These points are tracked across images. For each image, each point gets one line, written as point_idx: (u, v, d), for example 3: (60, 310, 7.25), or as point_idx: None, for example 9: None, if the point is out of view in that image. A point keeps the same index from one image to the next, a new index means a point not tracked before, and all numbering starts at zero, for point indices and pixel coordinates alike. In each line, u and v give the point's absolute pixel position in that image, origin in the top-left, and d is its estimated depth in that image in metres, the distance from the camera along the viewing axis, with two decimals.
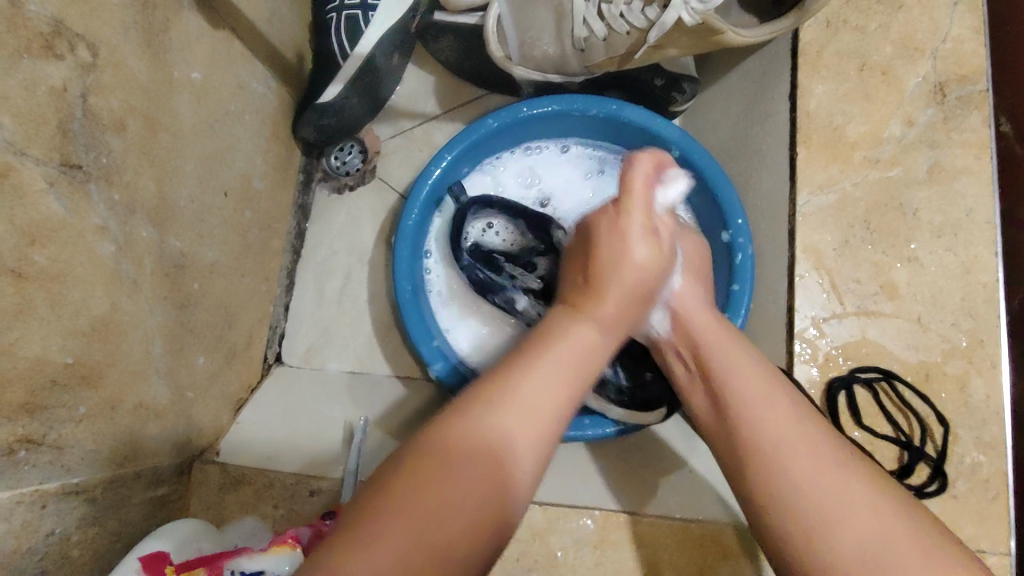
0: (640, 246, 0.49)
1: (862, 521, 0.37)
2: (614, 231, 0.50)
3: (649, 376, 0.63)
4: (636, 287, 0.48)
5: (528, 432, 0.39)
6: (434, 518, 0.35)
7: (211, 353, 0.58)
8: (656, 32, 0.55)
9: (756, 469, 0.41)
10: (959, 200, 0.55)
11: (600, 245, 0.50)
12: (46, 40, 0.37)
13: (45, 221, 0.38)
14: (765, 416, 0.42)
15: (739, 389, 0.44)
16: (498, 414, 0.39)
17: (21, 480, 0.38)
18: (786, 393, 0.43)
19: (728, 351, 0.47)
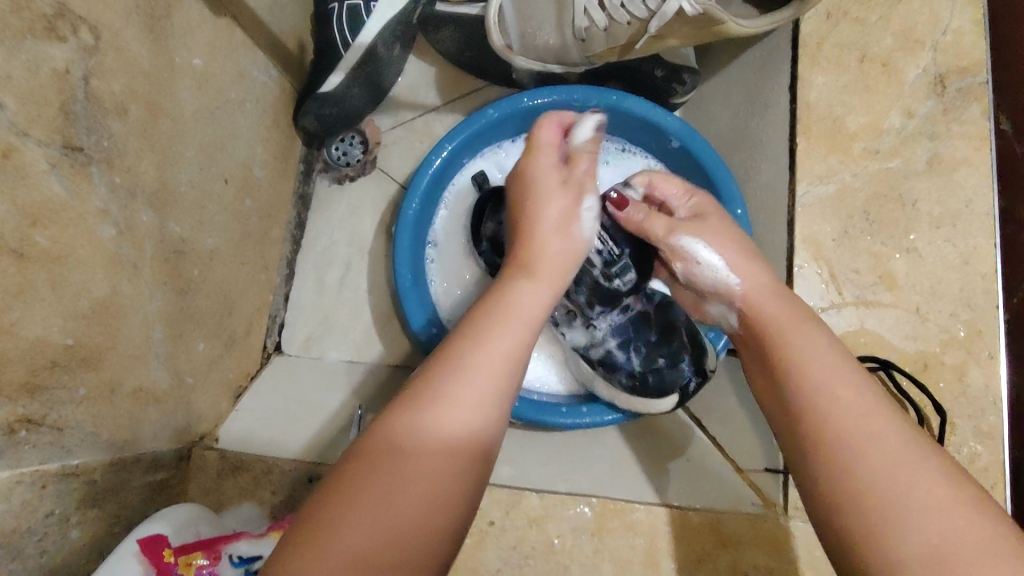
0: (553, 197, 0.54)
1: (929, 516, 0.35)
2: (531, 190, 0.55)
3: (662, 362, 0.61)
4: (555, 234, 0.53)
5: (481, 376, 0.41)
6: (400, 467, 0.37)
7: (211, 340, 0.59)
8: (657, 21, 0.55)
9: (823, 458, 0.39)
10: (959, 191, 0.55)
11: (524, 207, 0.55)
12: (49, 22, 0.37)
13: (47, 203, 0.38)
14: (835, 404, 0.40)
15: (806, 374, 0.43)
16: (451, 369, 0.41)
17: (21, 460, 0.38)
18: (860, 380, 0.41)
19: (791, 330, 0.46)
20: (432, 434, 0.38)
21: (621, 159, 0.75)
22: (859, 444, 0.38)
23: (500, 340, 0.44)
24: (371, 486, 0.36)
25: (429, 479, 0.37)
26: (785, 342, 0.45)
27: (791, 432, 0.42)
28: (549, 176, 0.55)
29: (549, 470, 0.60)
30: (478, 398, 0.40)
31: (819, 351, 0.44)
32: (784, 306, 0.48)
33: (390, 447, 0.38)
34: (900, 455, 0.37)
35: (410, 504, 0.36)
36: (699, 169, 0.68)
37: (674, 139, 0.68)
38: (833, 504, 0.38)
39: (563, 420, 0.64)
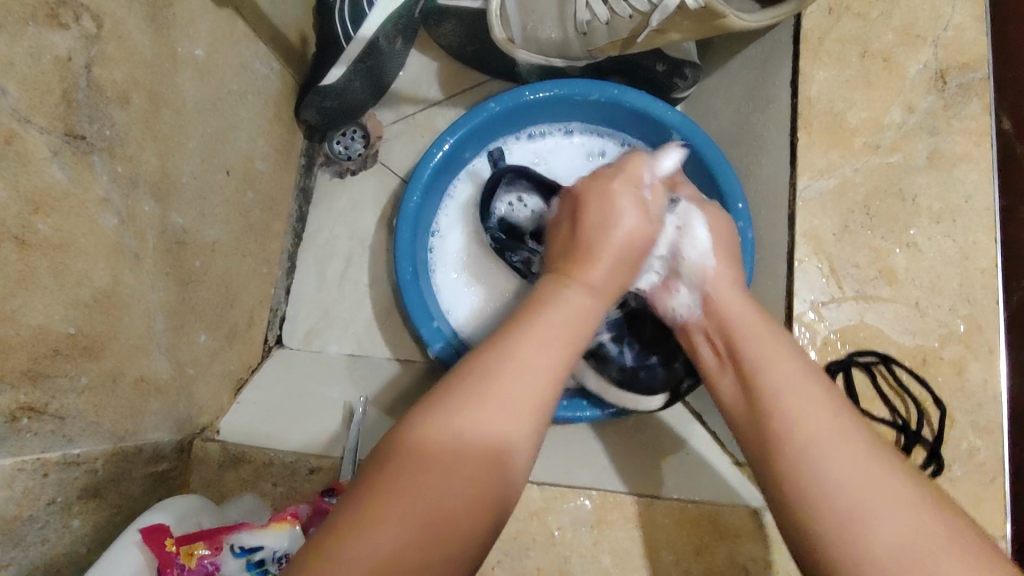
0: (625, 214, 0.51)
1: (898, 511, 0.36)
2: (603, 195, 0.52)
3: (655, 360, 0.65)
4: (623, 251, 0.49)
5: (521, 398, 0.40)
6: (434, 489, 0.36)
7: (212, 331, 0.59)
8: (659, 14, 0.54)
9: (787, 465, 0.40)
10: (959, 186, 0.55)
11: (588, 206, 0.52)
12: (51, 9, 0.37)
13: (49, 190, 0.38)
14: (799, 408, 0.41)
15: (772, 382, 0.44)
16: (492, 392, 0.39)
17: (24, 447, 0.38)
18: (820, 384, 0.43)
19: (759, 337, 0.47)
20: (469, 439, 0.38)
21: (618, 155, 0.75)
22: (826, 443, 0.39)
23: (550, 341, 0.43)
24: (394, 489, 0.35)
25: (465, 481, 0.37)
26: (755, 351, 0.46)
27: (758, 441, 0.43)
28: (621, 192, 0.52)
29: (549, 462, 0.60)
30: (522, 399, 0.40)
31: (781, 353, 0.45)
32: (757, 315, 0.49)
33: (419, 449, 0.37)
34: (867, 456, 0.38)
35: (442, 507, 0.35)
36: (699, 163, 0.68)
37: (674, 133, 0.68)
38: (798, 508, 0.39)
39: (562, 414, 0.63)
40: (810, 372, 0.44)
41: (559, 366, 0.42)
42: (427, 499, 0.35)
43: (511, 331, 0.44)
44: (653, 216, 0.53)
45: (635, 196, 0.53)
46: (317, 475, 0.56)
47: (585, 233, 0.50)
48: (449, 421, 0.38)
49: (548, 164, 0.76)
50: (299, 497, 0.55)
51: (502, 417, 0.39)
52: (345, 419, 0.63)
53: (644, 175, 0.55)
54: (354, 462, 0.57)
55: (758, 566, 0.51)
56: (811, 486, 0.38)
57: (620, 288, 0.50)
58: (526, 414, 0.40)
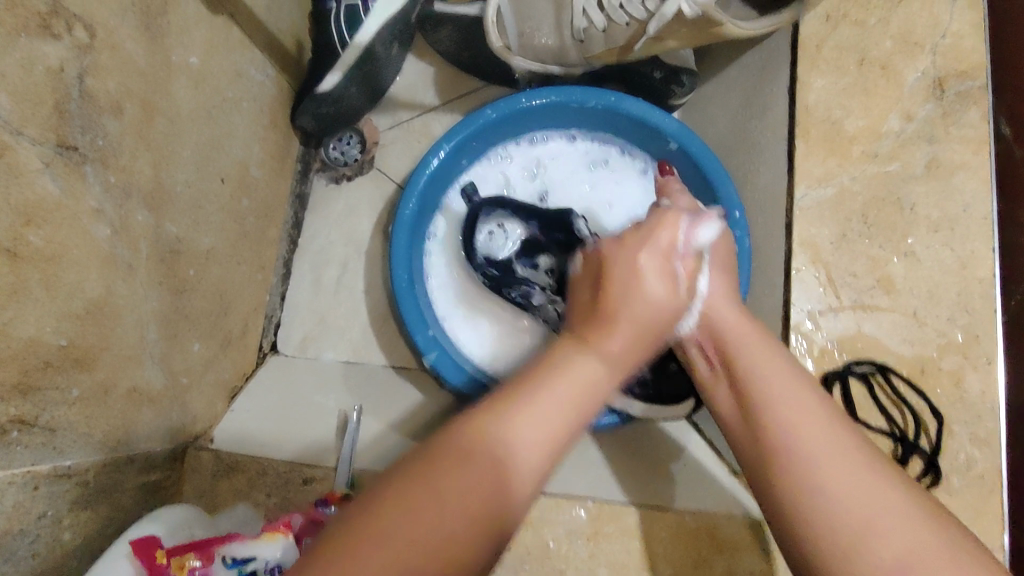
0: (650, 278, 0.47)
1: (893, 524, 0.36)
2: (628, 262, 0.48)
3: (674, 367, 0.64)
4: (646, 316, 0.46)
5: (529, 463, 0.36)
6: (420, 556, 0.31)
7: (206, 340, 0.58)
8: (656, 23, 0.54)
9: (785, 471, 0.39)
10: (957, 196, 0.55)
11: (613, 272, 0.48)
12: (43, 20, 0.37)
13: (41, 202, 0.38)
14: (793, 412, 0.41)
15: (764, 386, 0.43)
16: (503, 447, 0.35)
17: (14, 461, 0.38)
18: (812, 388, 0.43)
19: (753, 344, 0.46)
20: (476, 478, 0.34)
21: (621, 163, 0.75)
22: (822, 451, 0.39)
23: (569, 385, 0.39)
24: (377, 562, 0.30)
25: (470, 530, 0.32)
26: (746, 355, 0.46)
27: (752, 442, 0.42)
28: (649, 264, 0.48)
29: None
30: (537, 448, 0.36)
31: (777, 365, 0.44)
32: (748, 324, 0.48)
33: (421, 491, 0.33)
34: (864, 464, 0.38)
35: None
36: (696, 172, 0.67)
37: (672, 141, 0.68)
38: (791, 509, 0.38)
39: None
40: (803, 378, 0.43)
41: (576, 413, 0.39)
42: (426, 534, 0.31)
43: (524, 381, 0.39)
44: (681, 293, 0.48)
45: (663, 265, 0.48)
46: (311, 485, 0.55)
47: (604, 297, 0.46)
48: (447, 481, 0.33)
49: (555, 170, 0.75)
50: (292, 507, 0.54)
51: (517, 454, 0.35)
52: (340, 428, 0.62)
53: (676, 241, 0.50)
54: (349, 471, 0.57)
55: None
56: (803, 488, 0.38)
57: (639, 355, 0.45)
58: (539, 455, 0.36)
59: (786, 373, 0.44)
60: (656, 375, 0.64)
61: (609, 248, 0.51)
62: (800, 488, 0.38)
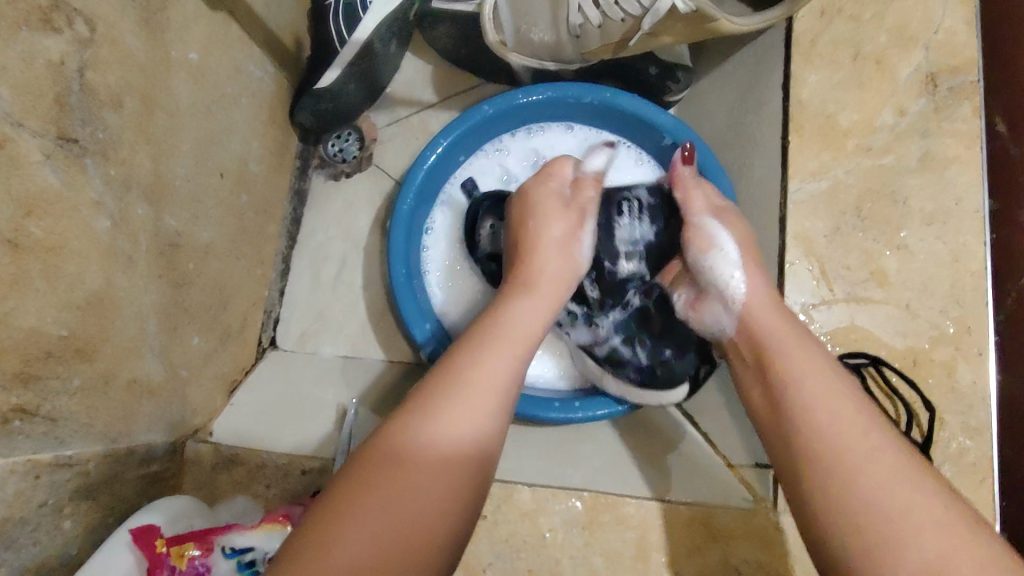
0: (553, 220, 0.58)
1: (928, 529, 0.35)
2: (528, 209, 0.59)
3: (669, 353, 0.63)
4: (555, 249, 0.57)
5: (484, 403, 0.42)
6: (398, 503, 0.36)
7: (206, 334, 0.59)
8: (650, 19, 0.55)
9: (819, 475, 0.40)
10: (950, 189, 0.56)
11: (517, 221, 0.59)
12: (44, 14, 0.37)
13: (42, 193, 0.38)
14: (828, 418, 0.42)
15: (801, 390, 0.44)
16: (461, 392, 0.41)
17: (16, 449, 0.38)
18: (852, 394, 0.43)
19: (794, 348, 0.46)
20: (432, 449, 0.38)
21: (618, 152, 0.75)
22: (859, 456, 0.39)
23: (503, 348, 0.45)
24: (360, 503, 0.35)
25: (435, 492, 0.37)
26: (785, 356, 0.46)
27: (787, 446, 0.43)
28: (547, 199, 0.60)
29: (542, 463, 0.60)
30: (489, 389, 0.42)
31: (815, 367, 0.45)
32: (790, 324, 0.49)
33: (383, 469, 0.37)
34: (900, 470, 0.38)
35: (408, 512, 0.36)
36: None
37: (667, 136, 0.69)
38: (823, 508, 0.39)
39: (555, 416, 0.64)
40: (842, 384, 0.44)
41: (520, 356, 0.46)
42: (394, 506, 0.36)
43: (462, 345, 0.46)
44: (580, 216, 0.60)
45: (559, 201, 0.60)
46: (309, 476, 0.55)
47: (520, 248, 0.57)
48: (418, 429, 0.39)
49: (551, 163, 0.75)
50: (291, 499, 0.55)
51: (463, 421, 0.40)
52: (338, 420, 0.63)
53: (567, 175, 0.63)
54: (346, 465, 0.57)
55: (751, 567, 0.50)
56: (837, 490, 0.39)
57: (564, 285, 0.55)
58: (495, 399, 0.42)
59: (823, 373, 0.44)
60: (656, 365, 0.63)
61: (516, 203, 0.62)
62: (832, 494, 0.39)
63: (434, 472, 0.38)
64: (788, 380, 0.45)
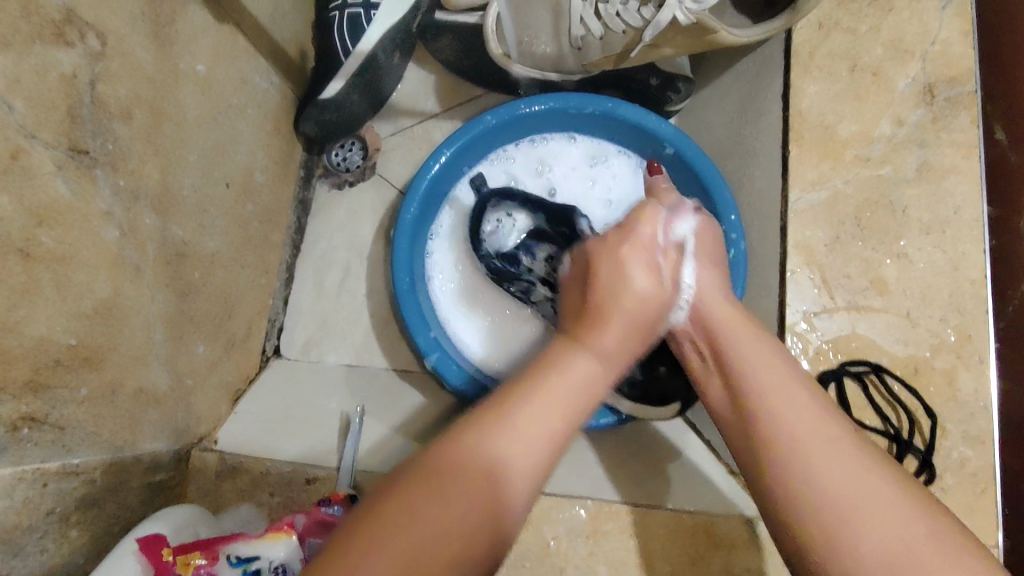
0: (637, 272, 0.51)
1: (884, 517, 0.36)
2: (614, 259, 0.52)
3: (662, 370, 0.66)
4: (634, 316, 0.49)
5: (524, 465, 0.38)
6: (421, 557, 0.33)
7: (211, 342, 0.59)
8: (651, 31, 0.55)
9: (777, 465, 0.40)
10: (948, 199, 0.56)
11: (600, 269, 0.52)
12: (57, 27, 0.38)
13: (53, 204, 0.39)
14: (789, 417, 0.41)
15: (755, 378, 0.44)
16: (496, 447, 0.38)
17: (25, 457, 0.39)
18: (810, 390, 0.43)
19: (749, 345, 0.46)
20: (464, 477, 0.36)
21: (617, 162, 0.76)
22: (823, 456, 0.39)
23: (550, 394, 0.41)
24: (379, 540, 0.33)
25: (458, 523, 0.34)
26: (744, 357, 0.46)
27: (746, 442, 0.43)
28: (633, 258, 0.52)
29: None
30: (532, 440, 0.39)
31: (768, 358, 0.45)
32: (746, 325, 0.48)
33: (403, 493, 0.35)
34: (853, 457, 0.38)
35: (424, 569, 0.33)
36: (692, 175, 0.68)
37: (668, 146, 0.69)
38: (780, 504, 0.39)
39: None
40: (795, 373, 0.44)
41: (570, 415, 0.41)
42: (419, 543, 0.33)
43: (507, 390, 0.42)
44: (667, 286, 0.51)
45: (647, 263, 0.52)
46: (315, 485, 0.56)
47: (596, 301, 0.49)
48: (451, 480, 0.36)
49: (553, 172, 0.76)
50: (296, 508, 0.55)
51: (505, 459, 0.37)
52: (343, 428, 0.64)
53: (656, 238, 0.54)
54: (352, 472, 0.57)
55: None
56: (797, 489, 0.38)
57: (630, 351, 0.48)
58: (532, 455, 0.38)
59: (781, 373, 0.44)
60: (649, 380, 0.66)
61: (602, 246, 0.54)
62: (789, 482, 0.39)
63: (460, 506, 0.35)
64: (743, 369, 0.45)
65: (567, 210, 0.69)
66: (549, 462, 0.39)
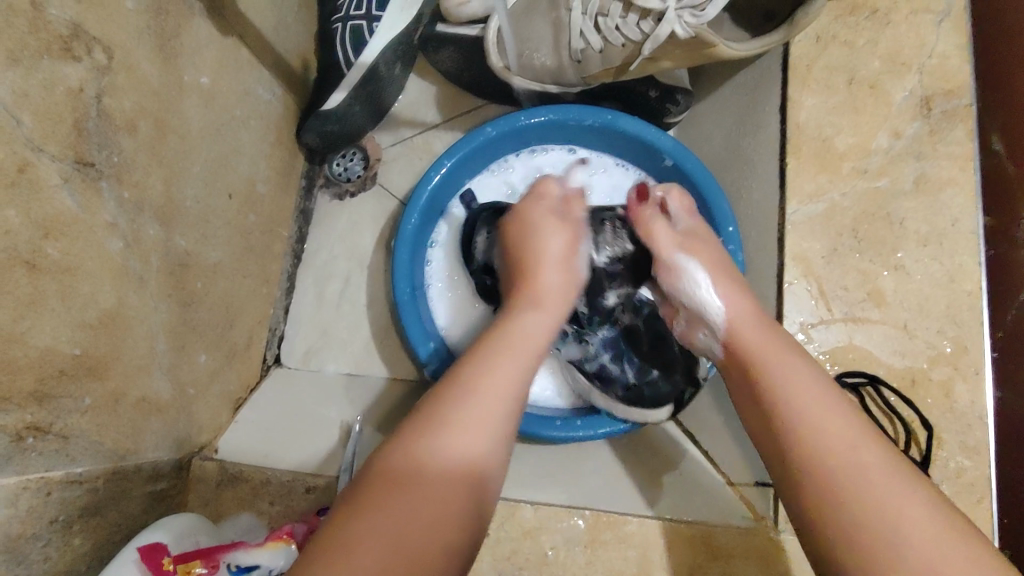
0: (548, 231, 0.58)
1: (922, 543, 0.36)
2: (524, 225, 0.59)
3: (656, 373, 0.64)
4: (554, 263, 0.56)
5: (481, 409, 0.42)
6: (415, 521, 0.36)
7: (213, 351, 0.60)
8: (650, 44, 0.58)
9: (816, 489, 0.40)
10: (944, 211, 0.57)
11: (515, 241, 0.59)
12: (65, 42, 0.39)
13: (59, 216, 0.39)
14: (828, 441, 0.41)
15: (789, 399, 0.44)
16: (458, 404, 0.42)
17: (29, 467, 0.39)
18: (848, 415, 0.42)
19: (783, 364, 0.45)
20: (441, 458, 0.39)
21: (616, 173, 0.76)
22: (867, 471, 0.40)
23: (504, 363, 0.45)
24: (379, 508, 0.37)
25: (447, 480, 0.39)
26: (778, 376, 0.45)
27: (781, 460, 0.43)
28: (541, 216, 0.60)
29: (543, 483, 0.60)
30: (492, 389, 0.43)
31: (802, 378, 0.44)
32: (776, 343, 0.47)
33: (391, 484, 0.38)
34: (890, 483, 0.39)
35: (411, 525, 0.36)
36: (691, 187, 0.69)
37: (667, 158, 0.70)
38: (817, 521, 0.40)
39: (558, 434, 0.64)
40: (831, 395, 0.43)
41: (522, 362, 0.46)
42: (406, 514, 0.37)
43: (468, 359, 0.46)
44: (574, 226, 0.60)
45: (553, 217, 0.60)
46: (314, 494, 0.56)
47: (521, 264, 0.56)
48: (422, 444, 0.40)
49: None
50: (294, 515, 0.55)
51: (468, 416, 0.41)
52: (342, 437, 0.64)
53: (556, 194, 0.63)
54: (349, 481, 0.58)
55: None
56: (843, 512, 0.39)
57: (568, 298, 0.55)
58: (491, 401, 0.43)
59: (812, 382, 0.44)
60: (644, 384, 0.64)
61: (516, 219, 0.61)
62: (833, 508, 0.39)
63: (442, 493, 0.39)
64: (777, 389, 0.44)
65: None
66: (517, 412, 0.44)
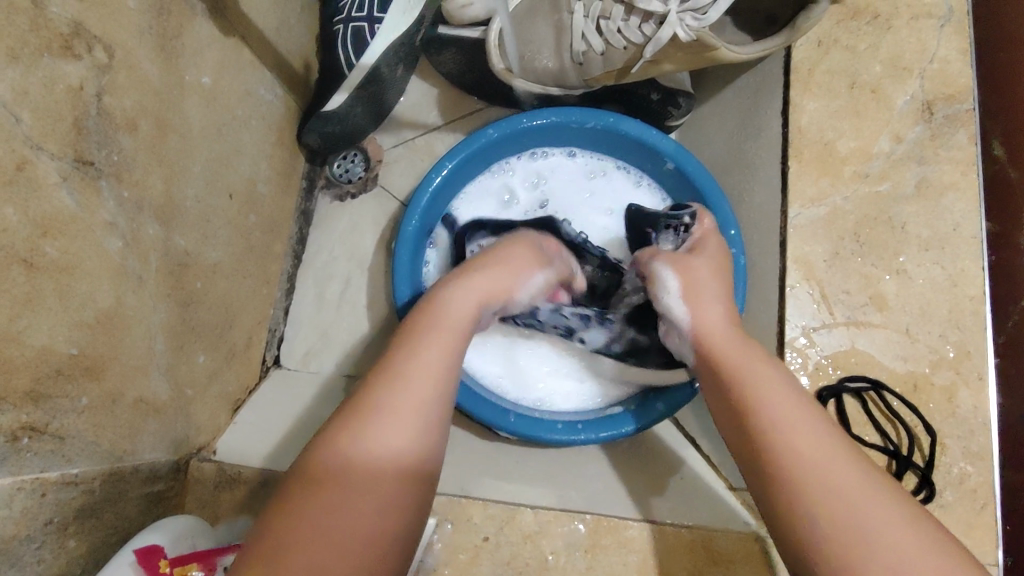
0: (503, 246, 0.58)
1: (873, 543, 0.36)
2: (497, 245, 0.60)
3: None
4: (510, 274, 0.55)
5: (405, 403, 0.41)
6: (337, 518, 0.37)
7: (212, 352, 0.59)
8: (651, 47, 0.58)
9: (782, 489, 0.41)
10: (946, 215, 0.57)
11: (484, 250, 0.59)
12: (65, 41, 0.39)
13: (58, 215, 0.39)
14: (796, 442, 0.41)
15: (761, 402, 0.44)
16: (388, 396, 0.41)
17: (24, 468, 0.39)
18: (824, 427, 0.42)
19: (757, 370, 0.46)
20: (372, 456, 0.39)
21: (616, 175, 0.76)
22: (825, 461, 0.40)
23: (436, 351, 0.45)
24: (320, 495, 0.37)
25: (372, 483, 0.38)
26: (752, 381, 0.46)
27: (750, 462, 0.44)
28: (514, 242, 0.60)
29: (543, 487, 0.59)
30: (418, 379, 0.43)
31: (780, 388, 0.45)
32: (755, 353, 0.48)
33: (332, 482, 0.38)
34: (858, 487, 0.39)
35: (336, 525, 0.36)
36: (693, 190, 0.69)
37: (668, 161, 0.70)
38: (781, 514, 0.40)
39: (558, 438, 0.63)
40: (805, 407, 0.43)
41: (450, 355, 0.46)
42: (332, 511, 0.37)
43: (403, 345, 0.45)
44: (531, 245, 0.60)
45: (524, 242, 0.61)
46: None
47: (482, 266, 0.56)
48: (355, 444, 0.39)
49: (549, 188, 0.76)
50: None
51: (391, 406, 0.41)
52: None
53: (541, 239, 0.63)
54: None
55: None
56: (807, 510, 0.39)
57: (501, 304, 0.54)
58: (421, 397, 0.42)
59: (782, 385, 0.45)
60: None
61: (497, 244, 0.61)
62: (793, 507, 0.39)
63: (390, 482, 0.39)
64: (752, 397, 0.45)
65: (548, 220, 0.71)
66: (442, 406, 0.43)
